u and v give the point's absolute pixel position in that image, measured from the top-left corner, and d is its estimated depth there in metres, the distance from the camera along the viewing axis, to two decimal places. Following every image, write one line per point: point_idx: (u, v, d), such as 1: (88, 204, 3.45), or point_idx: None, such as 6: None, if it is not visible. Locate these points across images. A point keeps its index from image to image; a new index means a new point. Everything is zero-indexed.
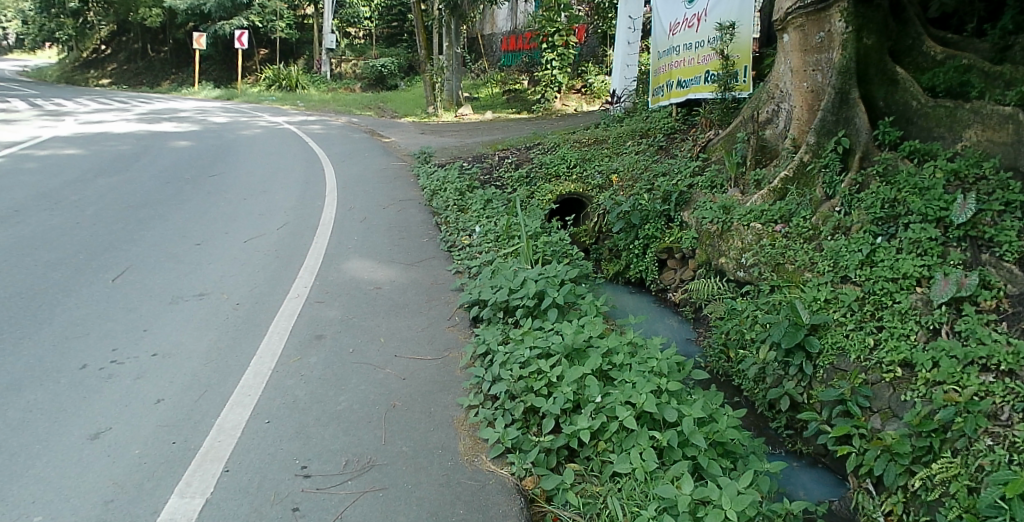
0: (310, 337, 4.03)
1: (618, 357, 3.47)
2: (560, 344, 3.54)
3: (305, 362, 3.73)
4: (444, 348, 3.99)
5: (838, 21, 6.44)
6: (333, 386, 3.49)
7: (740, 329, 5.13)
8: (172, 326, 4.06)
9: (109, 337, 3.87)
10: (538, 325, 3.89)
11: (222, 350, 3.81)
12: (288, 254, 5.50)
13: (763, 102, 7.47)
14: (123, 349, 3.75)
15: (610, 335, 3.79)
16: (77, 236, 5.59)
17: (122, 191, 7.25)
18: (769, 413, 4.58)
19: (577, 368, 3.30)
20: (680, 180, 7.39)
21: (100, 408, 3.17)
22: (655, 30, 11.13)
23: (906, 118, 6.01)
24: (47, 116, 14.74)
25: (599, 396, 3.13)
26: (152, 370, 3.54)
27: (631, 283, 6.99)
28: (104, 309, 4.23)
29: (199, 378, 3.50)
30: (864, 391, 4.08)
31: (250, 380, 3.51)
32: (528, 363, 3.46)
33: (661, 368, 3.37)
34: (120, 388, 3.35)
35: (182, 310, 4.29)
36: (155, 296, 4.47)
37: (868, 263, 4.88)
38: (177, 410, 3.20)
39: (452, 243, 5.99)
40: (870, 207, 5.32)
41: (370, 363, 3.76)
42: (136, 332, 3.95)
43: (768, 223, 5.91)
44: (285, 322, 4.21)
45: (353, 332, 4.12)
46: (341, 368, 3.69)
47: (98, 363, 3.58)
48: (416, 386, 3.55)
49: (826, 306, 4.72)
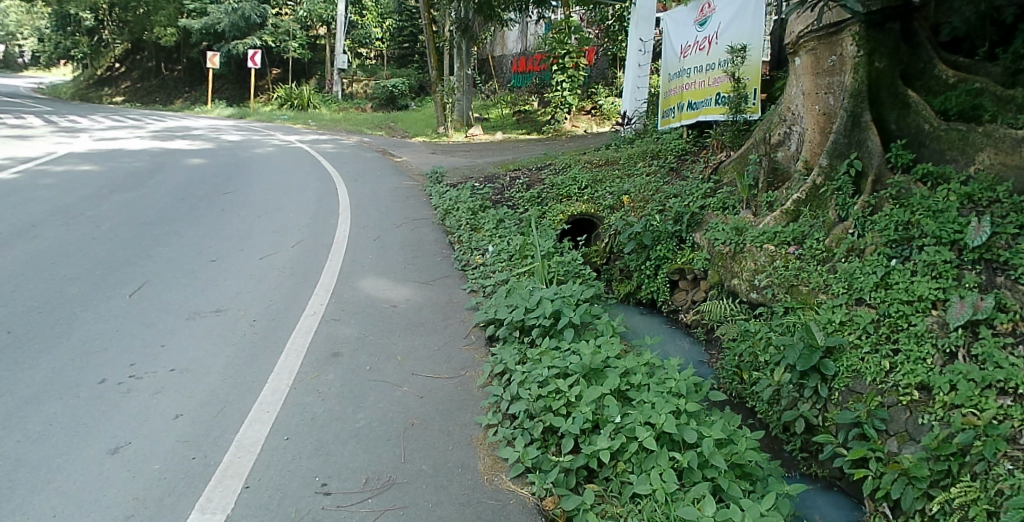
0: (327, 355, 4.03)
1: (635, 377, 3.41)
2: (577, 364, 3.49)
3: (322, 379, 3.73)
4: (461, 367, 3.99)
5: (849, 45, 6.59)
6: (351, 404, 3.48)
7: (754, 352, 5.15)
8: (189, 342, 4.08)
9: (127, 352, 3.89)
10: (555, 345, 3.85)
11: (240, 367, 3.81)
12: (303, 271, 5.53)
13: (775, 125, 7.53)
14: (141, 364, 3.76)
15: (627, 356, 3.74)
16: (94, 251, 5.63)
17: (137, 207, 7.31)
18: (784, 435, 4.59)
19: (596, 388, 3.25)
20: (691, 201, 7.43)
21: (118, 423, 3.17)
22: (666, 54, 11.25)
23: (919, 142, 6.06)
24: (61, 133, 14.95)
25: (618, 416, 3.09)
26: (170, 385, 3.55)
27: (642, 304, 7.04)
28: (122, 324, 4.25)
29: (218, 394, 3.51)
30: (881, 414, 4.11)
31: (268, 396, 3.52)
32: (546, 383, 3.42)
33: (679, 389, 3.33)
34: (139, 402, 3.37)
35: (199, 326, 4.31)
36: (173, 312, 4.49)
37: (883, 285, 4.86)
38: (196, 425, 3.20)
39: (465, 262, 6.02)
40: (883, 230, 5.32)
41: (387, 381, 3.75)
42: (153, 348, 3.96)
43: (781, 245, 5.91)
44: (302, 339, 4.23)
45: (369, 351, 4.12)
46: (359, 386, 3.68)
47: (116, 377, 3.59)
48: (435, 405, 3.54)
49: (841, 328, 4.70)
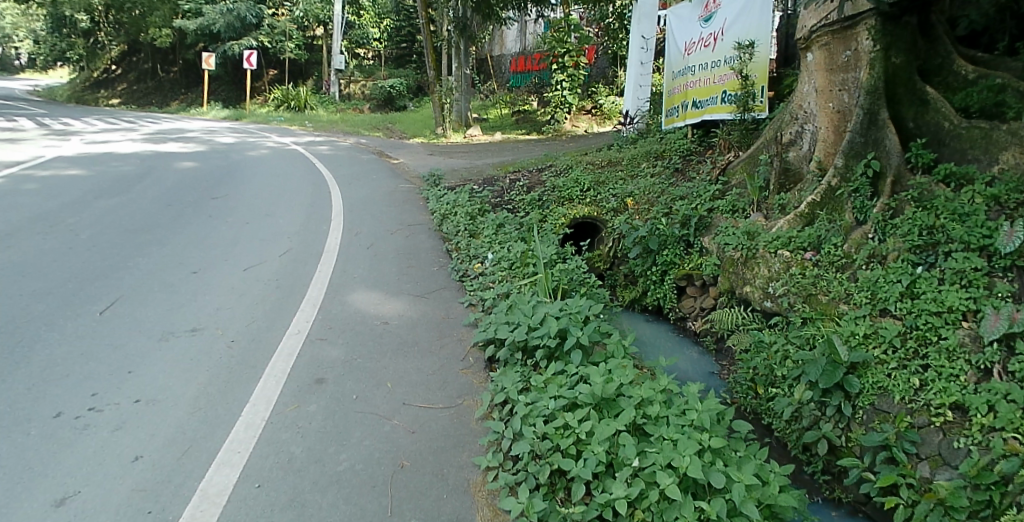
0: (310, 382, 3.72)
1: (652, 408, 3.09)
2: (586, 394, 3.17)
3: (303, 411, 3.42)
4: (457, 394, 3.67)
5: (865, 39, 6.29)
6: (333, 442, 3.17)
7: (769, 365, 4.85)
8: (159, 367, 3.76)
9: (89, 380, 3.58)
10: (561, 370, 3.53)
11: (212, 397, 3.50)
12: (291, 284, 5.22)
13: (785, 123, 7.21)
14: (103, 394, 3.45)
15: (641, 381, 3.42)
16: (68, 262, 5.33)
17: (122, 214, 7.01)
18: (803, 456, 4.29)
19: (609, 424, 2.93)
20: (699, 203, 7.12)
21: (69, 467, 2.86)
22: (669, 51, 10.94)
23: (938, 140, 5.77)
24: (52, 136, 14.65)
25: (636, 459, 2.77)
26: (133, 419, 3.25)
27: (648, 311, 6.81)
28: (88, 347, 3.94)
29: (185, 431, 3.19)
30: (911, 436, 3.84)
31: (241, 433, 3.20)
32: (553, 417, 3.11)
33: (702, 422, 3.02)
34: (96, 441, 3.06)
35: (171, 348, 4.00)
36: (144, 333, 4.18)
37: (909, 294, 4.55)
38: (157, 470, 2.89)
39: (463, 271, 5.71)
40: (906, 235, 5.01)
41: (375, 413, 3.44)
42: (119, 375, 3.65)
43: (797, 251, 5.59)
44: (283, 363, 3.91)
45: (357, 376, 3.81)
46: (343, 419, 3.37)
47: (74, 410, 3.29)
48: (426, 441, 3.23)
49: (865, 342, 4.38)
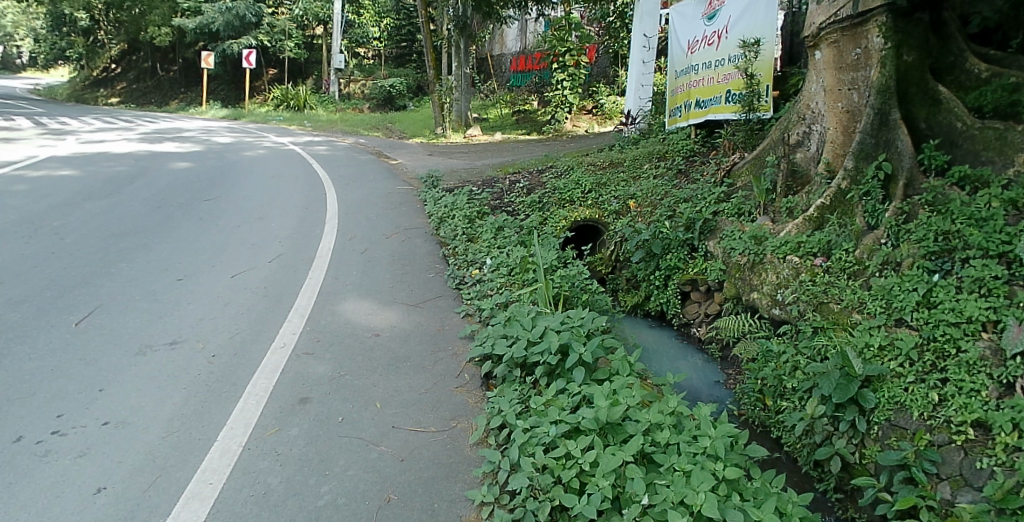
0: (293, 402, 3.52)
1: (661, 435, 2.91)
2: (590, 418, 2.97)
3: (286, 436, 3.22)
4: (449, 415, 3.48)
5: (875, 37, 6.04)
6: (315, 471, 2.97)
7: (778, 375, 4.70)
8: (133, 385, 3.57)
9: (57, 399, 3.38)
10: (563, 390, 3.34)
11: (187, 419, 3.30)
12: (279, 292, 5.02)
13: (792, 123, 6.99)
14: (71, 415, 3.25)
15: (648, 402, 3.23)
16: (47, 268, 5.13)
17: (109, 217, 6.81)
18: (815, 473, 4.12)
19: (615, 454, 2.74)
20: (704, 206, 6.91)
21: (25, 500, 2.66)
22: (672, 50, 10.75)
23: (951, 141, 5.59)
24: (47, 135, 14.43)
25: (645, 495, 2.58)
26: (99, 444, 3.05)
27: (651, 317, 6.59)
28: (59, 362, 3.75)
29: (155, 457, 2.99)
30: (930, 456, 3.64)
31: (215, 461, 3.00)
32: (555, 445, 2.91)
33: (715, 449, 2.84)
34: (58, 469, 2.87)
35: (148, 364, 3.80)
36: (120, 346, 3.99)
37: (926, 304, 4.34)
38: (120, 504, 2.69)
39: (460, 278, 5.49)
40: (921, 240, 4.81)
41: (363, 438, 3.25)
42: (89, 393, 3.46)
43: (807, 256, 5.38)
44: (266, 381, 3.72)
45: (344, 396, 3.61)
46: (328, 445, 3.17)
47: (37, 434, 3.09)
48: (414, 470, 3.03)
49: (880, 354, 4.21)
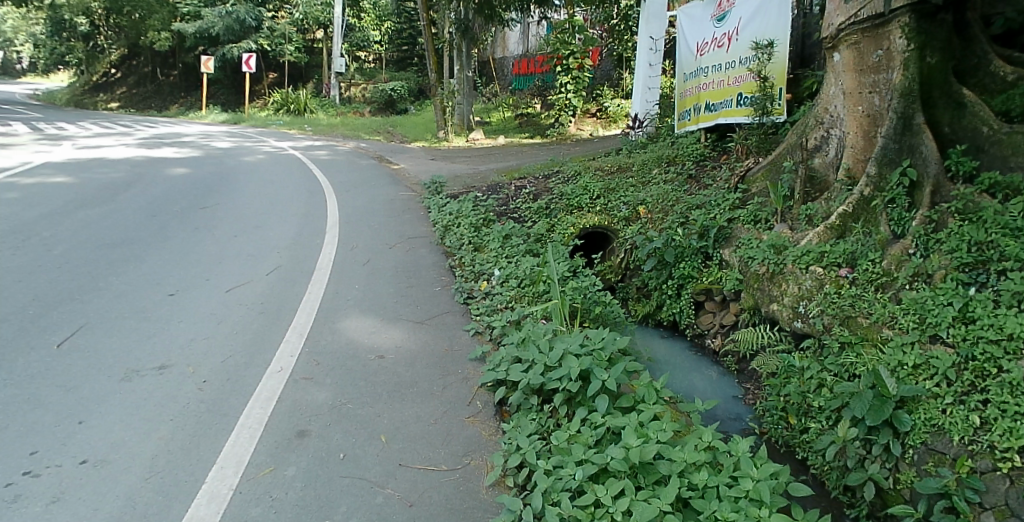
0: (291, 436, 3.28)
1: (698, 477, 2.68)
2: (620, 460, 2.74)
3: (282, 475, 2.97)
4: (458, 450, 3.24)
5: (898, 38, 5.79)
6: (314, 514, 2.72)
7: (802, 393, 4.45)
8: (116, 417, 3.33)
9: (32, 433, 3.14)
10: (587, 424, 3.10)
11: (173, 456, 3.06)
12: (276, 309, 4.78)
13: (810, 128, 6.77)
14: (47, 452, 3.01)
15: (680, 437, 3.00)
16: (32, 283, 4.90)
17: (101, 227, 6.58)
18: (845, 498, 3.87)
19: (651, 503, 2.50)
20: (718, 213, 6.65)
21: None
22: (680, 52, 10.53)
23: (977, 147, 5.38)
24: (44, 140, 14.22)
25: None
26: (75, 486, 2.80)
27: (663, 327, 6.35)
28: (37, 390, 3.50)
29: (136, 501, 2.74)
30: (974, 484, 3.39)
31: (203, 506, 2.75)
32: (582, 490, 2.67)
33: (758, 493, 2.61)
34: (28, 515, 2.62)
35: (133, 392, 3.56)
36: (104, 372, 3.74)
37: (962, 319, 4.09)
38: None
39: (468, 292, 5.27)
40: (952, 250, 4.59)
41: (366, 476, 3.00)
42: (67, 427, 3.21)
43: (830, 267, 5.13)
44: (261, 411, 3.47)
45: (346, 427, 3.37)
46: (327, 485, 2.92)
47: (8, 475, 2.84)
48: (421, 514, 2.78)
49: (915, 374, 3.96)
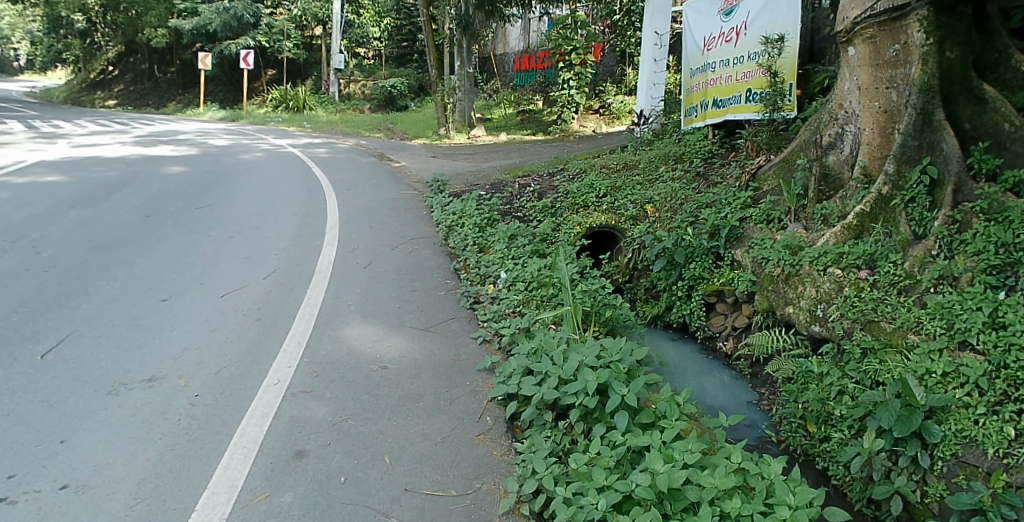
0: (288, 457, 3.10)
1: (729, 505, 2.51)
2: (645, 487, 2.57)
3: (279, 501, 2.79)
4: (463, 471, 3.06)
5: (916, 32, 5.60)
6: None
7: (822, 400, 4.27)
8: (101, 436, 3.14)
9: (10, 455, 2.95)
10: (607, 444, 2.93)
11: (160, 481, 2.87)
12: (272, 316, 4.60)
13: (824, 124, 6.57)
14: (25, 477, 2.83)
15: (706, 458, 2.83)
16: (18, 289, 4.71)
17: (93, 228, 6.39)
18: (869, 511, 3.70)
19: None
20: (729, 212, 6.44)
21: None
22: (687, 47, 10.33)
23: (999, 144, 5.17)
24: (39, 138, 14.03)
25: None
26: (54, 514, 2.62)
27: (673, 328, 6.19)
28: (18, 406, 3.32)
29: None
30: (1010, 500, 3.20)
31: None
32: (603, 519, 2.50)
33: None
34: None
35: (119, 408, 3.38)
36: (90, 385, 3.56)
37: (992, 325, 3.91)
38: None
39: (474, 295, 5.09)
40: (979, 252, 4.43)
41: (368, 502, 2.82)
42: (48, 447, 3.04)
43: (849, 269, 4.95)
44: (256, 430, 3.30)
45: (349, 446, 3.19)
46: (325, 512, 2.73)
47: None
48: None
49: (943, 382, 3.77)
